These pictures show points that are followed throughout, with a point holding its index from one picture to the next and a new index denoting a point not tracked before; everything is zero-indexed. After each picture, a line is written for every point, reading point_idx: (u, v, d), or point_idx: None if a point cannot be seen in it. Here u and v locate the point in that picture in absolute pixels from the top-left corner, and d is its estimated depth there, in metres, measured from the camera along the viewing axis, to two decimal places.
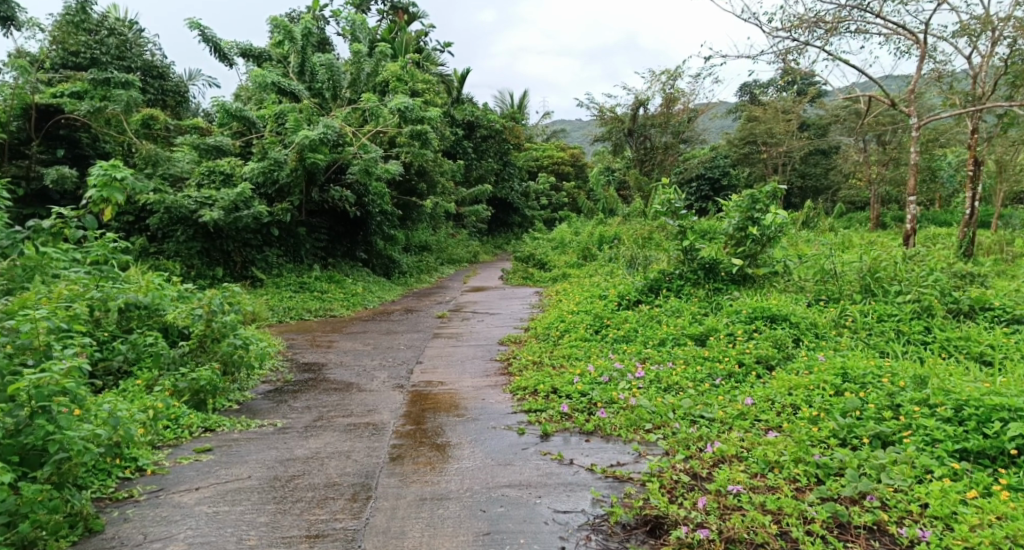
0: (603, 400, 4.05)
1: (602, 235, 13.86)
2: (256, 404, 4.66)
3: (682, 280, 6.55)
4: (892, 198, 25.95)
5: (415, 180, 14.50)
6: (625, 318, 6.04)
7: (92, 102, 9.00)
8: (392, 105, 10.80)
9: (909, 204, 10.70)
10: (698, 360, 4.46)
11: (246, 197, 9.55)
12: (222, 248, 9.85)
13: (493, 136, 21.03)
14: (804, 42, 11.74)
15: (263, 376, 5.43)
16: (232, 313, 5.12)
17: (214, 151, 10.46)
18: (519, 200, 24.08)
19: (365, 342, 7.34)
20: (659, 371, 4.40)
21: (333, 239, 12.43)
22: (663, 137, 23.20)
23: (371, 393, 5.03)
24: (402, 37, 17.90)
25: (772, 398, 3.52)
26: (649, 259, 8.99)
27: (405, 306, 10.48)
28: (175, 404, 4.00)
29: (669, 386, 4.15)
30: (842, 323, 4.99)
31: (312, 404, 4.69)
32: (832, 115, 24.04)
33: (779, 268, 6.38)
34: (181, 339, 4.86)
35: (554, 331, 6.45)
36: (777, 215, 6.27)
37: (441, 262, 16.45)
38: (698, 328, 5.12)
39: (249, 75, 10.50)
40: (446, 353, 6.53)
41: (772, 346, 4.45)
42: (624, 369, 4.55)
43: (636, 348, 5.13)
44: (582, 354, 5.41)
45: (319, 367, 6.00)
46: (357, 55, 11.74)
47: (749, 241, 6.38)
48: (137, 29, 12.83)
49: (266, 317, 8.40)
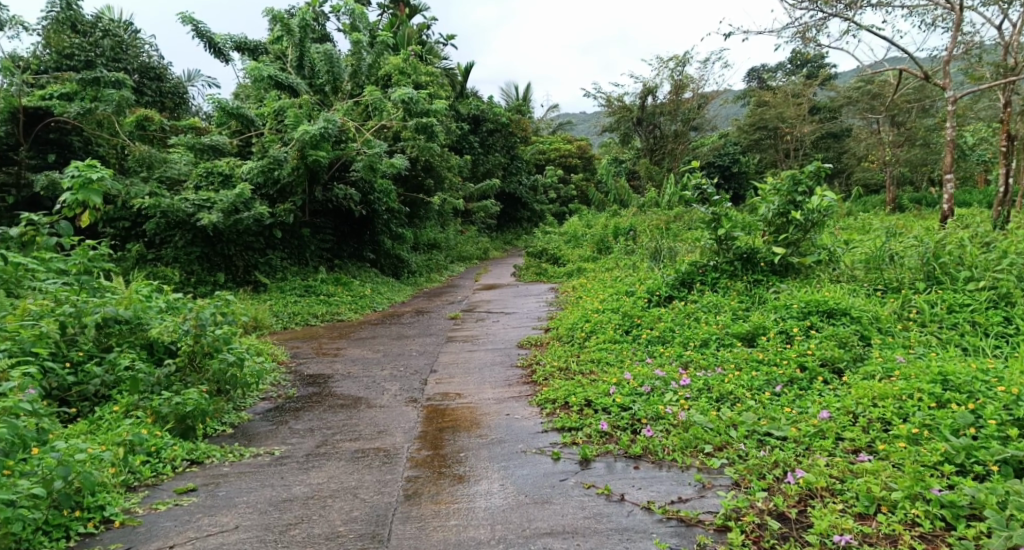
0: (649, 416, 3.50)
1: (617, 226, 13.30)
2: (254, 427, 4.17)
3: (717, 272, 5.99)
4: (910, 179, 25.19)
5: (421, 176, 14.00)
6: (658, 317, 5.48)
7: (81, 104, 8.48)
8: (394, 97, 10.23)
9: (944, 182, 10.07)
10: (752, 363, 3.92)
11: (246, 198, 9.06)
12: (223, 252, 9.37)
13: (500, 130, 20.52)
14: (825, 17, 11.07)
15: (263, 393, 4.94)
16: (226, 326, 4.61)
17: (210, 151, 9.99)
18: (527, 194, 23.54)
19: (374, 349, 6.84)
20: (708, 379, 3.85)
21: (338, 240, 11.94)
22: (673, 125, 22.39)
23: (382, 410, 4.51)
24: (404, 30, 17.35)
25: (854, 410, 2.96)
26: (674, 250, 8.43)
27: (416, 307, 10.00)
28: (158, 434, 3.51)
29: (721, 397, 3.60)
30: (907, 315, 4.40)
31: (316, 424, 4.19)
32: (847, 96, 23.29)
33: (825, 255, 5.77)
34: (168, 356, 4.36)
35: (578, 332, 5.90)
36: (824, 198, 5.67)
37: (450, 260, 15.96)
38: (744, 326, 4.56)
39: (245, 70, 9.95)
40: (462, 360, 6.00)
41: (836, 345, 3.86)
42: (666, 377, 4.00)
43: (674, 351, 4.58)
44: (614, 359, 4.86)
45: (325, 379, 5.49)
46: (357, 45, 11.18)
47: (791, 227, 5.77)
48: (131, 30, 12.36)
49: (269, 324, 7.95)
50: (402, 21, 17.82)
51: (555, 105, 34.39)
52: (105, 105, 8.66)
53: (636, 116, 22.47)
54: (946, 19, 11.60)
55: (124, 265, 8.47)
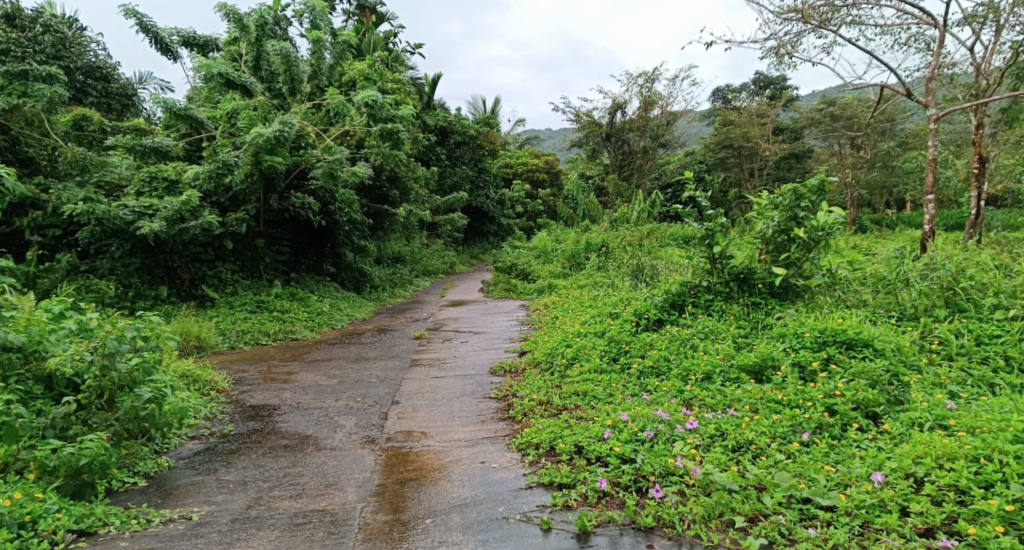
0: (658, 471, 2.92)
1: (590, 240, 12.75)
2: (174, 477, 3.40)
3: (712, 294, 5.56)
4: (871, 200, 25.60)
5: (386, 187, 13.28)
6: (649, 342, 4.95)
7: (6, 99, 7.53)
8: (358, 99, 9.50)
9: (924, 204, 9.90)
10: (768, 403, 3.42)
11: (192, 205, 8.19)
12: (166, 264, 8.47)
13: (468, 142, 19.96)
14: (801, 32, 10.87)
15: (194, 431, 4.16)
16: (148, 352, 3.74)
17: (153, 154, 9.09)
18: (495, 208, 22.96)
19: (330, 374, 6.08)
20: (719, 423, 3.31)
21: (296, 252, 11.10)
22: (642, 142, 22.18)
23: (333, 454, 3.78)
24: (370, 37, 16.67)
25: (913, 472, 2.49)
26: (656, 268, 7.92)
27: (378, 325, 9.27)
28: (36, 496, 2.70)
29: (739, 446, 3.06)
30: (930, 347, 3.99)
31: (250, 474, 3.43)
32: (809, 117, 23.51)
33: (830, 276, 5.33)
34: (70, 392, 3.43)
35: (558, 358, 5.31)
36: (831, 215, 5.19)
37: (416, 274, 15.25)
38: (752, 358, 4.07)
39: (192, 66, 9.08)
40: (429, 388, 5.32)
41: (864, 382, 3.39)
42: (671, 419, 3.42)
43: (673, 385, 4.07)
44: (603, 393, 4.31)
45: (270, 413, 4.73)
46: (318, 44, 10.36)
47: (794, 246, 5.29)
48: (75, 27, 11.41)
49: (214, 344, 7.16)
50: (368, 27, 17.10)
51: (523, 120, 33.99)
52: (34, 101, 7.73)
53: (605, 131, 22.12)
54: (917, 41, 11.53)
55: (51, 278, 7.53)
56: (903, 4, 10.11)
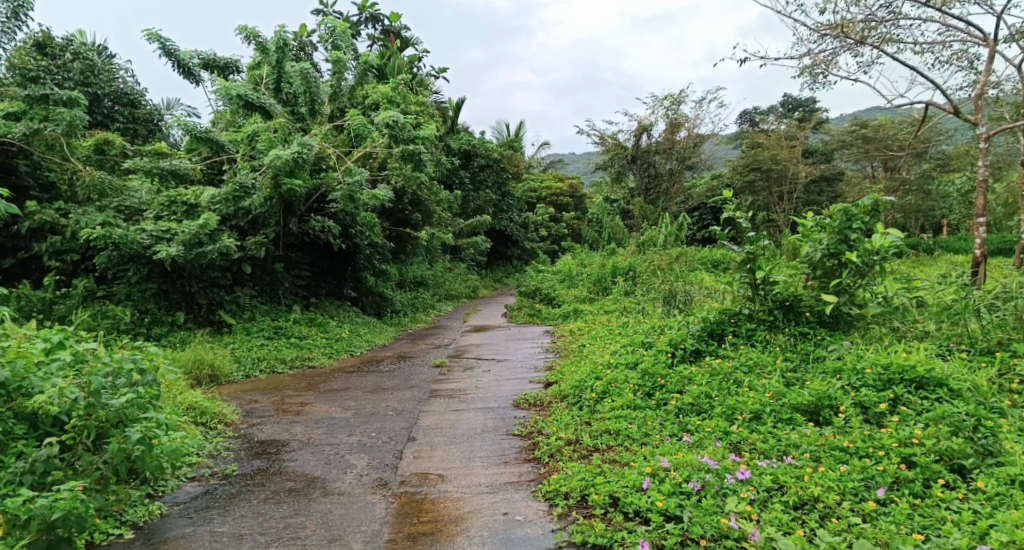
0: (708, 533, 2.56)
1: (616, 265, 12.32)
2: (165, 527, 3.11)
3: (753, 323, 5.16)
4: (907, 223, 24.73)
5: (408, 210, 13.11)
6: (687, 376, 4.55)
7: (28, 123, 7.48)
8: (379, 120, 9.33)
9: (975, 228, 9.31)
10: (831, 452, 3.02)
11: (211, 229, 8.04)
12: (183, 289, 8.30)
13: (492, 165, 19.82)
14: (836, 50, 10.49)
15: (193, 472, 3.87)
16: (141, 388, 3.47)
17: (172, 177, 8.98)
18: (518, 231, 22.70)
19: (345, 406, 5.75)
20: (776, 474, 2.92)
21: (317, 276, 10.90)
22: (668, 164, 21.77)
23: (341, 500, 3.44)
24: (394, 61, 16.69)
25: None
26: (690, 294, 7.48)
27: (398, 352, 8.97)
28: None
29: (803, 504, 2.68)
30: (1013, 387, 3.55)
31: (248, 526, 3.11)
32: (840, 139, 23.48)
33: (888, 305, 4.88)
34: (56, 433, 3.16)
35: (588, 391, 4.91)
36: (886, 237, 4.75)
37: (438, 298, 14.98)
38: (806, 397, 3.67)
39: (213, 89, 9.00)
40: (449, 422, 4.96)
41: (945, 431, 2.98)
42: (719, 468, 3.03)
43: (718, 426, 3.67)
44: (638, 432, 3.92)
45: (277, 450, 4.41)
46: (340, 67, 10.28)
47: (846, 271, 4.85)
48: (104, 55, 11.56)
49: (228, 372, 6.92)
50: (392, 52, 17.13)
51: (546, 144, 33.88)
52: (55, 125, 7.61)
53: (631, 154, 21.75)
54: (960, 59, 11.04)
55: (67, 303, 7.37)
56: (945, 20, 9.66)
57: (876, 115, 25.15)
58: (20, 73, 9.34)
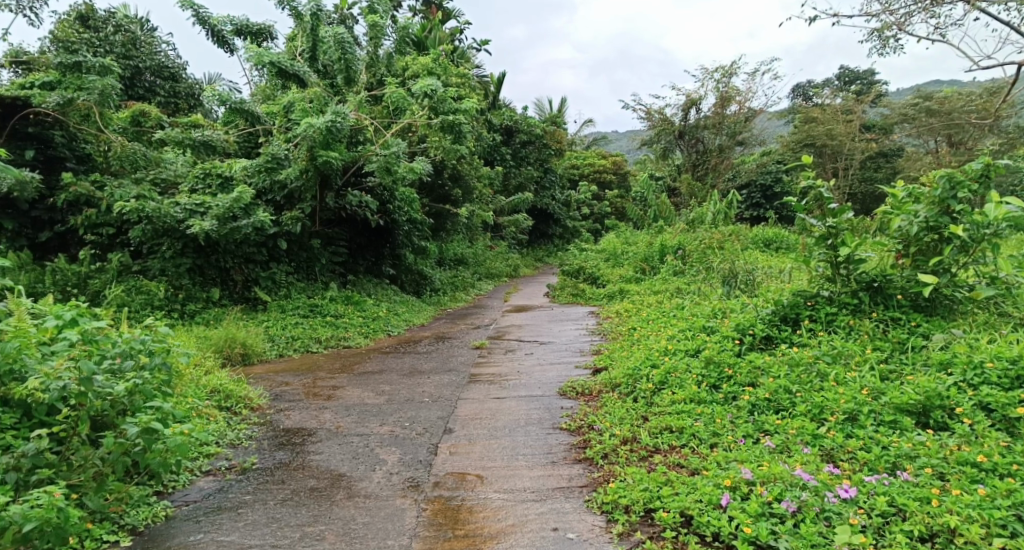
0: None
1: (665, 243, 11.58)
2: (166, 533, 2.78)
3: (834, 306, 4.52)
4: None
5: (448, 185, 12.68)
6: (759, 365, 3.96)
7: (62, 93, 7.26)
8: (416, 89, 8.84)
9: None
10: (961, 468, 2.46)
11: (246, 203, 7.75)
12: (218, 265, 8.04)
13: (534, 142, 19.22)
14: (905, 15, 9.57)
15: (208, 464, 3.53)
16: (144, 372, 3.11)
17: (206, 149, 8.71)
18: (560, 209, 22.07)
19: (379, 390, 5.37)
20: (892, 494, 2.37)
21: (353, 253, 10.58)
22: (717, 140, 20.63)
23: (368, 505, 3.03)
24: (435, 34, 16.15)
25: None
26: (752, 275, 6.82)
27: (436, 332, 8.58)
28: None
29: (932, 536, 2.15)
30: None
31: (262, 536, 2.74)
32: (901, 112, 22.00)
33: (1002, 288, 4.17)
34: (47, 422, 2.83)
35: (643, 381, 4.38)
36: (1003, 206, 3.99)
37: (478, 276, 14.58)
38: (912, 395, 3.05)
39: (246, 57, 8.63)
40: (489, 412, 4.50)
41: None
42: (816, 482, 2.49)
43: (805, 427, 3.10)
44: (706, 432, 3.38)
45: (304, 440, 4.04)
46: (377, 33, 9.81)
47: (951, 248, 4.15)
48: (146, 28, 11.41)
49: (261, 351, 6.66)
50: (433, 24, 16.60)
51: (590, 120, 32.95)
52: (87, 94, 7.39)
53: (678, 129, 20.79)
54: None
55: (102, 278, 7.17)
56: None
57: (942, 87, 23.43)
58: (61, 43, 9.11)
